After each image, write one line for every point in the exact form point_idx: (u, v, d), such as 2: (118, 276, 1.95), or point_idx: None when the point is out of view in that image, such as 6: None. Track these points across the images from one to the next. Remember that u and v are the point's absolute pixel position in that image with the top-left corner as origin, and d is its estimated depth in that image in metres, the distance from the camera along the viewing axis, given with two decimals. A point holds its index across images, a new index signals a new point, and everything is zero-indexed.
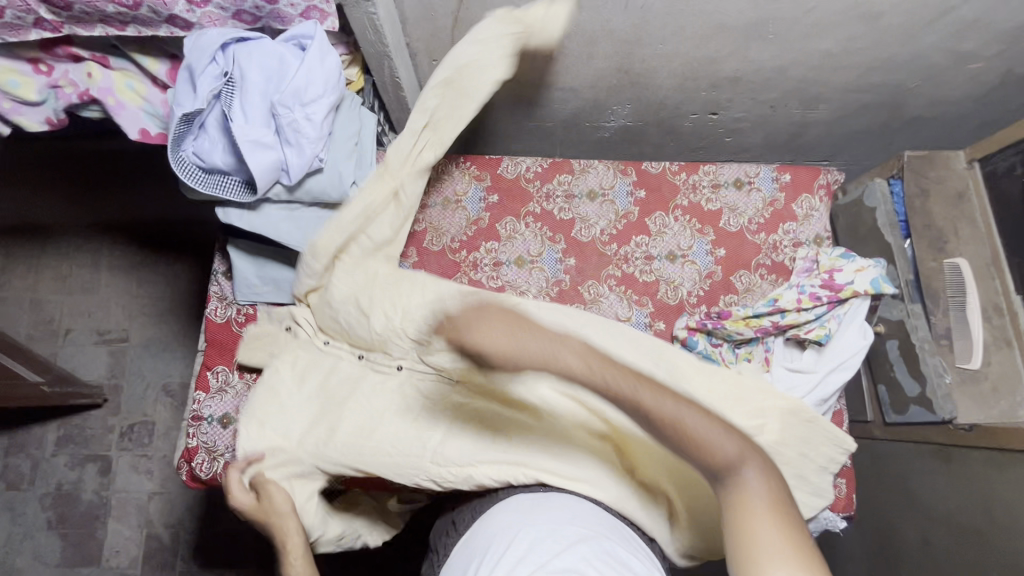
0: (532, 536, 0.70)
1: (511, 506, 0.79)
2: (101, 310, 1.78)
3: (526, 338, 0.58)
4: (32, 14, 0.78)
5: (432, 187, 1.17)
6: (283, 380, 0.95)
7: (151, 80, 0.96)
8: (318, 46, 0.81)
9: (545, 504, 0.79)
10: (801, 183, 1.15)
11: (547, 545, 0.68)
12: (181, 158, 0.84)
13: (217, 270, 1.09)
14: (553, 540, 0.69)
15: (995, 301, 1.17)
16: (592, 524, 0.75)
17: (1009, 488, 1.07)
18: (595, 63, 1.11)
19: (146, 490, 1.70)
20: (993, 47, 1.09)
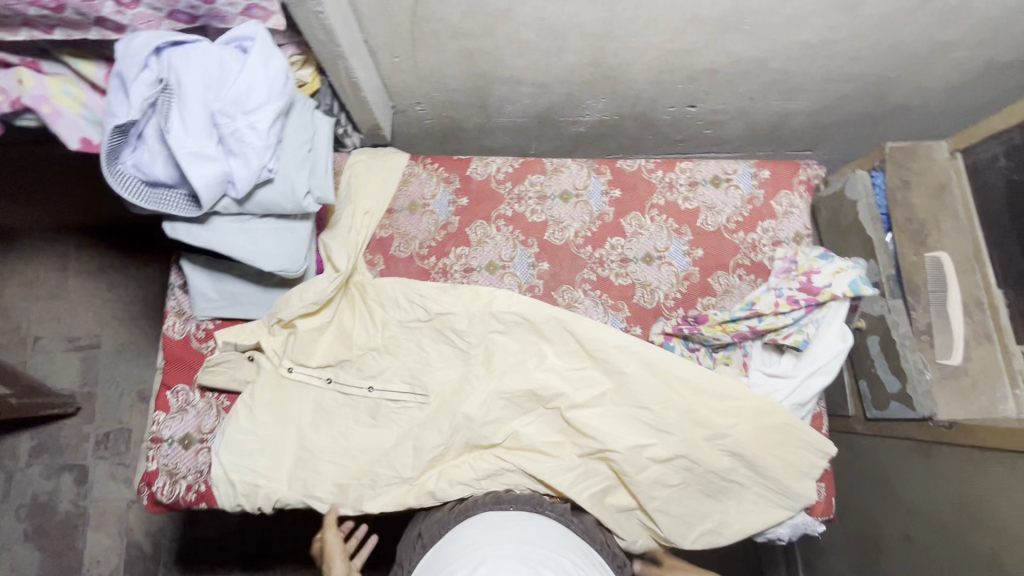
0: (499, 561, 0.66)
1: (472, 533, 0.76)
2: (69, 316, 1.72)
3: None
4: None
5: (397, 191, 1.12)
6: (249, 406, 0.98)
7: (91, 85, 0.90)
8: (259, 48, 0.76)
9: (512, 526, 0.77)
10: (780, 179, 1.12)
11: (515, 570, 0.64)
12: (118, 171, 0.77)
13: (174, 284, 1.05)
14: (520, 565, 0.65)
15: (977, 296, 1.14)
16: (556, 545, 0.73)
17: (986, 485, 1.06)
18: (566, 57, 1.06)
19: (126, 499, 1.66)
20: (977, 35, 1.05)
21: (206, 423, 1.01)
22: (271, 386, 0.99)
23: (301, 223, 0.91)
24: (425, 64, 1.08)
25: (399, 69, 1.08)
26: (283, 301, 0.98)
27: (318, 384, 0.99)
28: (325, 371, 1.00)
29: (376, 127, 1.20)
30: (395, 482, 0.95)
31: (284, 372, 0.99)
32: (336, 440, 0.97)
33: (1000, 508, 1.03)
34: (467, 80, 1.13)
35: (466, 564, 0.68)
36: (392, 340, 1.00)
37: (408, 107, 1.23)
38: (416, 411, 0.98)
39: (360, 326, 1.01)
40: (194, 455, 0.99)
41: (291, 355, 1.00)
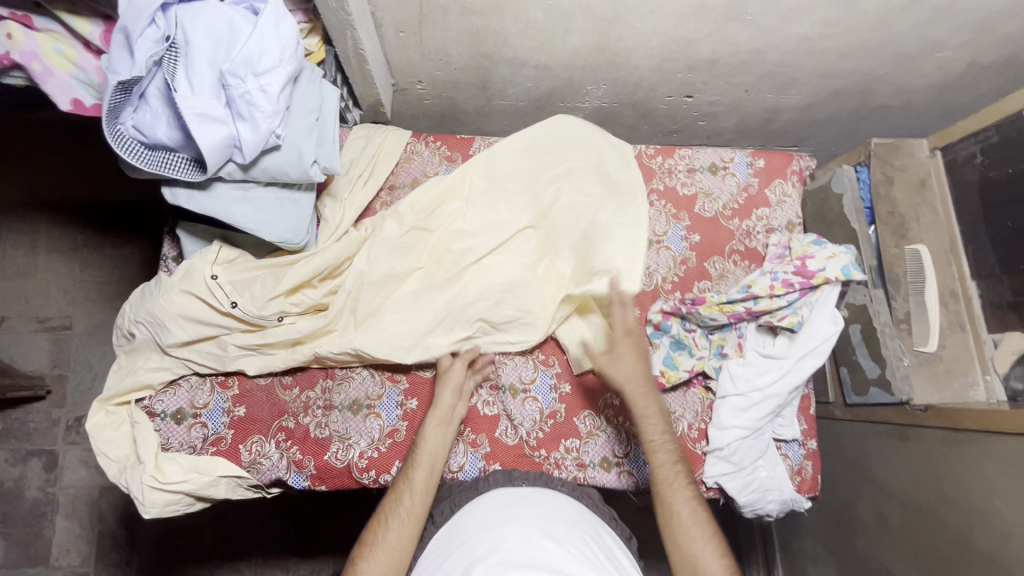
0: (530, 537, 0.68)
1: (491, 508, 0.77)
2: (40, 296, 1.63)
3: (660, 448, 0.87)
4: None
5: (399, 167, 1.10)
6: (167, 315, 0.89)
7: (82, 43, 0.86)
8: (271, 10, 0.74)
9: (531, 502, 0.79)
10: (774, 168, 1.16)
11: (544, 546, 0.66)
12: (118, 132, 0.75)
13: (167, 256, 1.00)
14: (546, 541, 0.67)
15: (952, 286, 1.22)
16: (577, 526, 0.75)
17: (957, 463, 1.11)
18: (572, 40, 1.07)
19: (97, 486, 1.57)
20: (962, 36, 1.10)
21: (199, 398, 0.97)
22: (133, 359, 0.95)
23: (304, 194, 0.90)
24: (430, 41, 1.07)
25: (403, 44, 1.08)
26: (180, 270, 0.91)
27: (215, 338, 0.94)
28: (213, 298, 0.91)
29: (377, 104, 1.19)
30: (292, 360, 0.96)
31: (227, 309, 0.91)
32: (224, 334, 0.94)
33: (970, 490, 1.08)
34: (471, 59, 1.13)
35: (491, 536, 0.69)
36: (331, 269, 0.97)
37: (409, 85, 1.22)
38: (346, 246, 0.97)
39: (265, 276, 0.93)
40: (187, 430, 0.95)
41: (240, 292, 0.92)
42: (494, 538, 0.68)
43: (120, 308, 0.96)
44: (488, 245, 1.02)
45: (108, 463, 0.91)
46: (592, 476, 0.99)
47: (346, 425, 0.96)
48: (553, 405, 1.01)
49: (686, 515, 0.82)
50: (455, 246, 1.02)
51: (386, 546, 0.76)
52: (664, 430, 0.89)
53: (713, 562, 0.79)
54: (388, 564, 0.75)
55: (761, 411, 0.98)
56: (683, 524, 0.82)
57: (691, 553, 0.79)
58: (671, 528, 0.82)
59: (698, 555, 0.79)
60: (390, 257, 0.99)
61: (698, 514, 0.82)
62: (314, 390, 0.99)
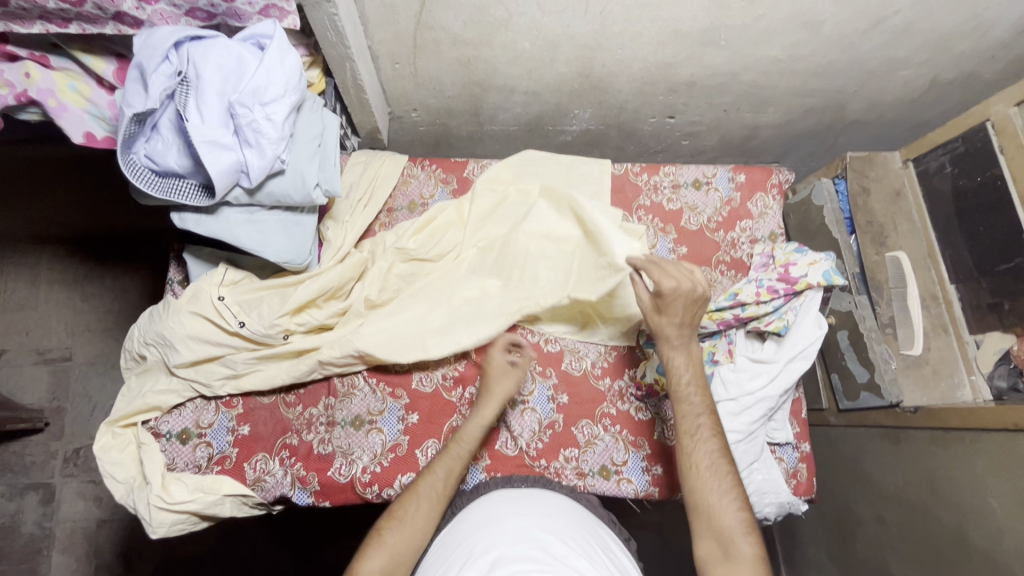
0: (529, 534, 0.71)
1: (492, 507, 0.80)
2: (41, 328, 1.64)
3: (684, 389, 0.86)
4: (38, 8, 0.74)
5: (397, 190, 1.15)
6: (174, 335, 0.92)
7: (96, 80, 0.91)
8: (277, 45, 0.79)
9: (532, 502, 0.83)
10: (755, 182, 1.21)
11: (542, 538, 0.70)
12: (131, 161, 0.80)
13: (173, 279, 1.03)
14: (546, 537, 0.70)
15: (932, 291, 1.26)
16: (574, 524, 0.79)
17: (950, 463, 1.13)
18: (556, 67, 1.13)
19: (95, 518, 1.56)
20: (922, 55, 1.17)
21: (204, 418, 0.99)
22: (141, 381, 0.97)
23: (307, 216, 0.95)
24: (424, 71, 1.13)
25: (398, 74, 1.14)
26: (188, 292, 0.94)
27: (221, 359, 0.97)
28: (220, 317, 0.93)
29: (374, 131, 1.25)
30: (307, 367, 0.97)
31: (235, 327, 0.93)
32: (223, 351, 0.95)
33: (964, 488, 1.10)
34: (463, 87, 1.19)
35: (493, 530, 0.73)
36: (334, 289, 1.00)
37: (404, 113, 1.28)
38: (357, 260, 1.02)
39: (271, 297, 0.96)
40: (192, 450, 0.97)
41: (247, 310, 0.94)
42: (495, 533, 0.72)
43: (128, 331, 0.99)
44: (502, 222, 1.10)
45: (115, 485, 0.92)
46: (591, 484, 1.01)
47: (349, 442, 0.98)
48: (551, 415, 1.03)
49: (698, 469, 0.81)
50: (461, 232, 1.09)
51: (412, 525, 0.78)
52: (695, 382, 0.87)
53: (730, 512, 0.76)
54: (409, 542, 0.77)
55: (755, 415, 1.00)
56: (704, 479, 0.79)
57: (706, 503, 0.78)
58: (689, 479, 0.80)
59: (714, 506, 0.77)
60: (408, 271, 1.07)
61: (717, 468, 0.80)
62: (317, 407, 1.01)
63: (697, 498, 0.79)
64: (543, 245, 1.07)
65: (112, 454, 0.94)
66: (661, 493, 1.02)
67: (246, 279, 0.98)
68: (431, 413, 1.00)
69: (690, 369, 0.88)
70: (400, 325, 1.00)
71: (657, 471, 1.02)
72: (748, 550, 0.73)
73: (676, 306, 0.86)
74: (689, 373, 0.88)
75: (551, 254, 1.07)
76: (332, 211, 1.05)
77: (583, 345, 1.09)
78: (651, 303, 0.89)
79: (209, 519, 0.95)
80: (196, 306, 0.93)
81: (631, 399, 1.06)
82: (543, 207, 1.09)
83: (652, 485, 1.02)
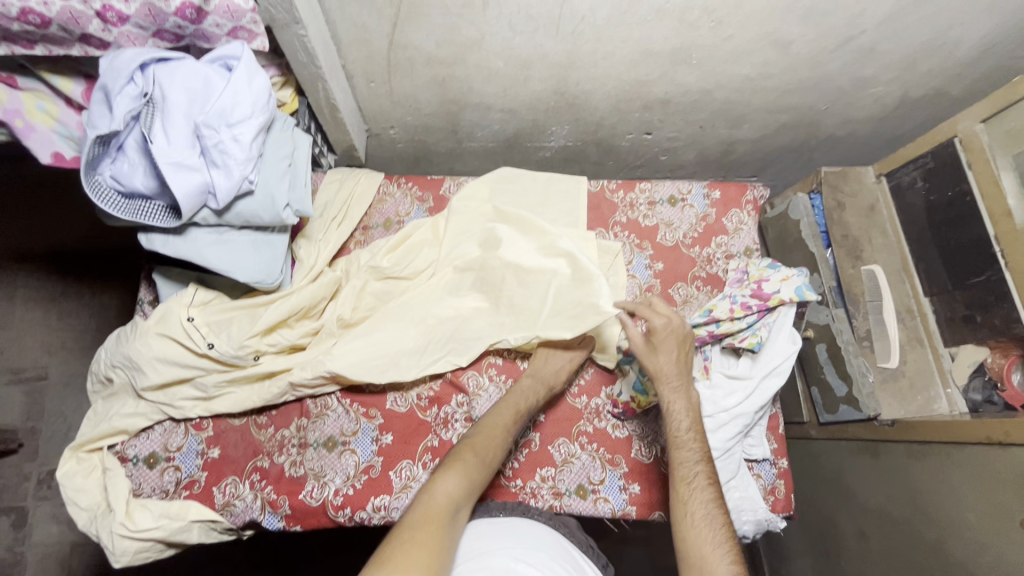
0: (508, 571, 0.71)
1: (473, 534, 0.81)
2: (15, 347, 1.61)
3: (678, 431, 0.89)
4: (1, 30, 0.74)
5: (373, 209, 1.15)
6: (141, 358, 0.90)
7: (65, 101, 0.90)
8: (244, 66, 0.79)
9: (512, 531, 0.83)
10: (730, 198, 1.22)
11: (521, 574, 0.71)
12: (96, 182, 0.79)
13: (143, 300, 1.02)
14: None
15: (907, 303, 1.27)
16: (554, 556, 0.79)
17: (928, 476, 1.13)
18: (532, 85, 1.14)
19: (69, 542, 1.52)
20: (889, 73, 1.19)
21: (173, 441, 0.97)
22: (109, 405, 0.96)
23: (278, 236, 0.94)
24: (400, 89, 1.13)
25: (374, 93, 1.14)
26: (156, 313, 0.93)
27: (190, 381, 0.95)
28: (189, 338, 0.92)
29: (351, 148, 1.25)
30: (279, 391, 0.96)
31: (205, 350, 0.92)
32: (191, 373, 0.94)
33: (942, 502, 1.10)
34: (440, 105, 1.19)
35: (474, 559, 0.74)
36: (306, 308, 0.99)
37: (382, 130, 1.28)
38: (331, 279, 1.01)
39: (241, 317, 0.95)
40: (160, 474, 0.95)
41: (217, 332, 0.93)
42: (475, 564, 0.73)
43: (96, 354, 0.97)
44: (478, 242, 1.08)
45: (79, 512, 0.90)
46: (567, 503, 1.00)
47: (321, 464, 0.96)
48: (527, 435, 1.03)
49: (694, 516, 0.80)
50: (438, 251, 1.09)
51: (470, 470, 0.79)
52: (690, 427, 0.89)
53: (723, 564, 0.74)
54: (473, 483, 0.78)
55: (730, 432, 1.00)
56: (695, 530, 0.79)
57: (698, 553, 0.76)
58: (682, 528, 0.80)
59: (705, 557, 0.75)
60: (382, 291, 1.05)
61: (712, 518, 0.79)
62: (289, 428, 0.99)
63: (687, 549, 0.77)
64: (518, 276, 1.03)
65: (76, 480, 0.92)
66: (638, 512, 1.01)
67: (219, 300, 0.97)
68: (405, 433, 0.99)
69: (686, 412, 0.90)
70: (384, 348, 1.00)
71: (634, 489, 1.01)
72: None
73: (667, 345, 0.93)
74: (688, 419, 0.89)
75: (529, 283, 1.03)
76: (306, 231, 1.05)
77: None
78: (643, 344, 0.94)
79: (177, 546, 0.93)
80: (165, 327, 0.92)
81: (607, 417, 1.06)
82: (518, 234, 1.07)
83: (630, 503, 1.01)
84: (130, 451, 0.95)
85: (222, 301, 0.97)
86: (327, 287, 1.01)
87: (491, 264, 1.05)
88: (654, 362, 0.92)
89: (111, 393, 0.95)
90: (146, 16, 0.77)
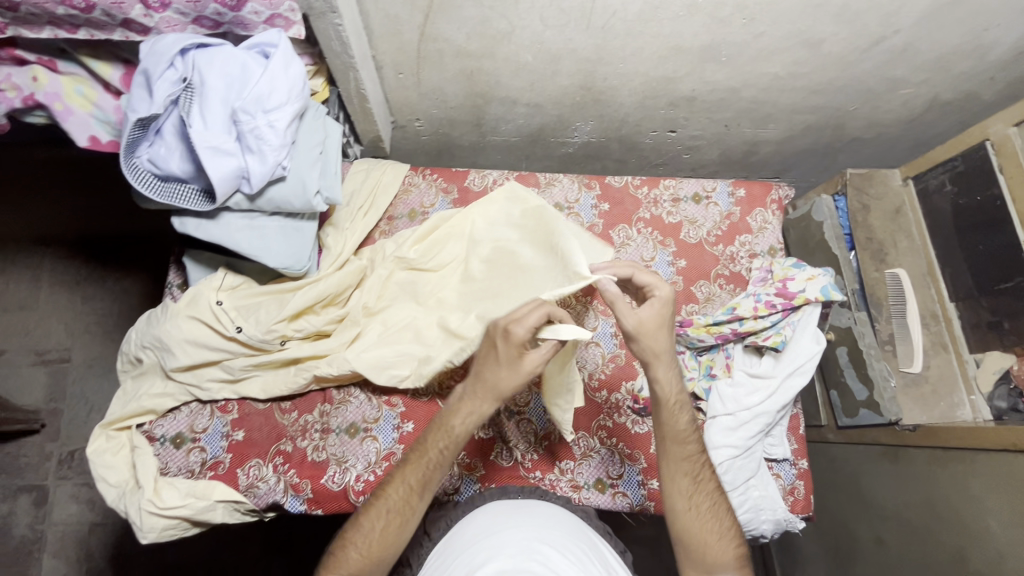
0: (527, 543, 0.72)
1: (489, 519, 0.80)
2: (40, 329, 1.65)
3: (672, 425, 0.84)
4: (48, 14, 0.75)
5: (398, 199, 1.16)
6: (171, 339, 0.92)
7: (103, 85, 0.92)
8: (281, 54, 0.80)
9: (532, 510, 0.84)
10: (755, 198, 1.22)
11: (541, 546, 0.71)
12: (134, 165, 0.80)
13: (172, 283, 1.03)
14: (545, 547, 0.71)
15: (932, 308, 1.25)
16: (573, 534, 0.79)
17: (950, 483, 1.12)
18: (559, 80, 1.14)
19: (88, 522, 1.55)
20: (921, 75, 1.18)
21: (199, 422, 0.98)
22: (138, 384, 0.98)
23: (307, 223, 0.95)
24: (428, 81, 1.14)
25: (402, 84, 1.15)
26: (186, 296, 0.94)
27: (218, 363, 0.97)
28: (217, 321, 0.93)
29: (377, 139, 1.26)
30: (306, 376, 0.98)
31: (232, 334, 0.93)
32: (218, 356, 0.95)
33: (963, 508, 1.09)
34: (466, 98, 1.20)
35: (489, 546, 0.72)
36: (332, 295, 1.00)
37: (407, 122, 1.29)
38: (356, 268, 1.03)
39: (269, 302, 0.97)
40: (186, 454, 0.96)
41: (245, 316, 0.94)
42: (494, 540, 0.74)
43: (125, 334, 0.99)
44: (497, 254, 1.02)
45: (107, 489, 0.92)
46: (586, 497, 1.00)
47: (343, 449, 0.98)
48: (547, 427, 1.03)
49: (699, 509, 0.82)
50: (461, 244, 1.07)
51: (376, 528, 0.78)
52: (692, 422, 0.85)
53: (728, 551, 0.81)
54: (382, 539, 0.78)
55: (751, 430, 1.00)
56: (696, 521, 0.81)
57: (702, 541, 0.81)
58: (678, 524, 0.82)
59: (709, 543, 0.81)
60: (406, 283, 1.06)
61: (717, 508, 0.83)
62: (312, 413, 1.00)
63: (694, 540, 0.81)
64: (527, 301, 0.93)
65: (105, 457, 0.94)
66: (656, 507, 1.01)
67: (247, 285, 0.98)
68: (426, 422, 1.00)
69: (674, 406, 0.83)
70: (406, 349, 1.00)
71: (652, 485, 1.01)
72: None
73: (670, 317, 0.83)
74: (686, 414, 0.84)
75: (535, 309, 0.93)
76: (333, 218, 1.06)
77: (581, 357, 1.09)
78: (652, 324, 0.81)
79: (201, 525, 0.94)
80: (194, 311, 0.93)
81: (627, 412, 1.06)
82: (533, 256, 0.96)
83: (649, 499, 1.01)
84: (157, 431, 0.97)
85: (250, 285, 0.98)
86: (352, 275, 1.02)
87: (515, 280, 0.98)
88: (658, 346, 0.82)
89: (140, 373, 0.97)
90: (187, 3, 0.78)
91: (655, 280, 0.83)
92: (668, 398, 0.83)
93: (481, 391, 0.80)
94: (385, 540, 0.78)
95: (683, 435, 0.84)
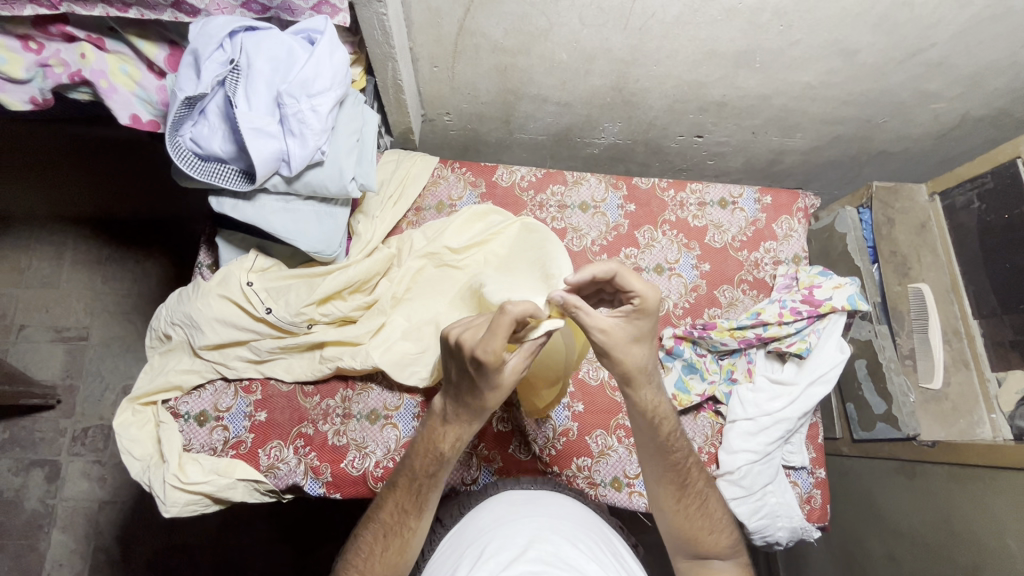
0: (539, 533, 0.71)
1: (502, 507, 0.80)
2: (61, 306, 1.67)
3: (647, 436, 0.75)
4: None
5: (426, 190, 1.16)
6: (201, 316, 0.93)
7: (147, 65, 0.93)
8: (327, 41, 0.82)
9: (547, 502, 0.84)
10: (781, 205, 1.22)
11: (552, 537, 0.71)
12: (176, 143, 0.82)
13: (202, 263, 1.05)
14: (557, 538, 0.71)
15: (955, 325, 1.24)
16: (588, 528, 0.79)
17: (968, 501, 1.11)
18: (591, 80, 1.15)
19: (97, 499, 1.55)
20: (955, 89, 1.18)
21: (223, 401, 0.99)
22: (165, 360, 0.99)
23: (340, 209, 0.96)
24: (461, 76, 1.15)
25: (436, 78, 1.16)
26: (218, 275, 0.95)
27: (246, 343, 0.98)
28: (247, 301, 0.94)
29: (406, 131, 1.27)
30: (329, 360, 0.99)
31: (262, 314, 0.94)
32: (244, 336, 0.96)
33: (983, 527, 1.07)
34: (498, 94, 1.21)
35: (502, 534, 0.72)
36: (360, 282, 1.01)
37: (437, 116, 1.30)
38: (385, 255, 1.04)
39: (299, 285, 0.97)
40: (209, 432, 0.97)
41: (274, 297, 0.95)
42: (506, 530, 0.73)
43: (155, 311, 1.00)
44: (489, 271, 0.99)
45: (132, 464, 0.94)
46: (602, 494, 1.01)
47: (364, 435, 0.98)
48: (566, 423, 1.03)
49: (688, 511, 0.77)
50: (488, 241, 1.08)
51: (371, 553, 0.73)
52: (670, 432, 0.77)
53: (723, 540, 0.78)
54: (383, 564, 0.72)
55: (771, 436, 1.00)
56: (686, 521, 0.77)
57: (693, 535, 0.77)
58: (668, 522, 0.78)
59: (705, 539, 0.77)
60: (433, 274, 1.07)
61: (711, 508, 0.79)
62: (334, 398, 1.01)
63: (688, 535, 0.77)
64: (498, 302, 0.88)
65: (131, 432, 0.95)
66: None
67: (275, 267, 0.99)
68: None
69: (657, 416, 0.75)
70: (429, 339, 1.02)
71: None
72: (729, 569, 0.77)
73: (651, 329, 0.69)
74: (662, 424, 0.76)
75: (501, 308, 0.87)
76: (365, 205, 1.07)
77: None
78: (623, 333, 0.68)
79: (221, 503, 0.95)
80: (224, 290, 0.95)
81: None
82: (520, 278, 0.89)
83: None
84: (183, 408, 0.98)
85: (280, 267, 1.00)
86: (381, 263, 1.03)
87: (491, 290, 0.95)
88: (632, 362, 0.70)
89: (168, 350, 0.99)
90: None
91: (642, 286, 0.66)
92: (646, 411, 0.74)
93: (465, 412, 0.71)
94: (386, 565, 0.72)
95: (659, 445, 0.76)
